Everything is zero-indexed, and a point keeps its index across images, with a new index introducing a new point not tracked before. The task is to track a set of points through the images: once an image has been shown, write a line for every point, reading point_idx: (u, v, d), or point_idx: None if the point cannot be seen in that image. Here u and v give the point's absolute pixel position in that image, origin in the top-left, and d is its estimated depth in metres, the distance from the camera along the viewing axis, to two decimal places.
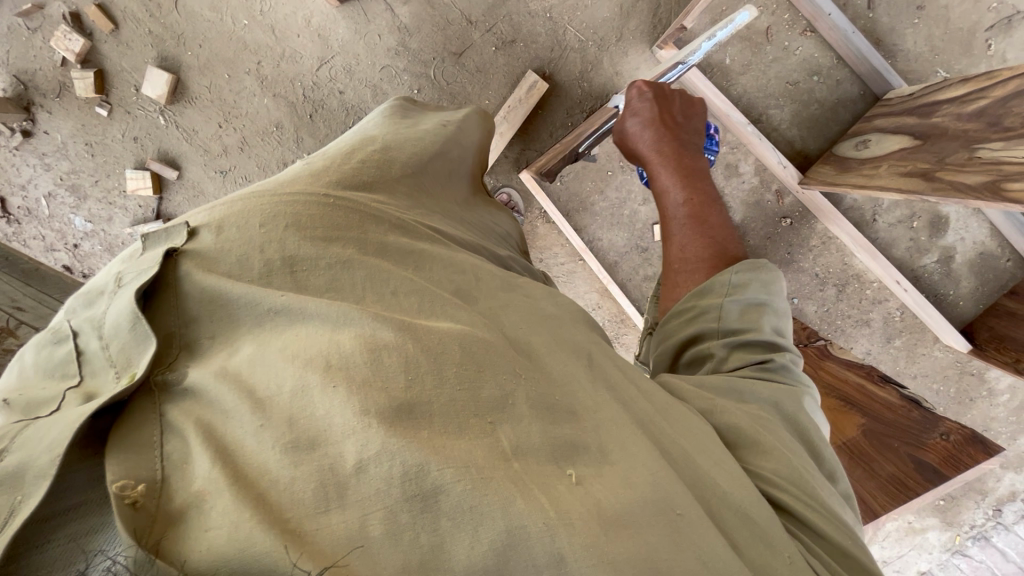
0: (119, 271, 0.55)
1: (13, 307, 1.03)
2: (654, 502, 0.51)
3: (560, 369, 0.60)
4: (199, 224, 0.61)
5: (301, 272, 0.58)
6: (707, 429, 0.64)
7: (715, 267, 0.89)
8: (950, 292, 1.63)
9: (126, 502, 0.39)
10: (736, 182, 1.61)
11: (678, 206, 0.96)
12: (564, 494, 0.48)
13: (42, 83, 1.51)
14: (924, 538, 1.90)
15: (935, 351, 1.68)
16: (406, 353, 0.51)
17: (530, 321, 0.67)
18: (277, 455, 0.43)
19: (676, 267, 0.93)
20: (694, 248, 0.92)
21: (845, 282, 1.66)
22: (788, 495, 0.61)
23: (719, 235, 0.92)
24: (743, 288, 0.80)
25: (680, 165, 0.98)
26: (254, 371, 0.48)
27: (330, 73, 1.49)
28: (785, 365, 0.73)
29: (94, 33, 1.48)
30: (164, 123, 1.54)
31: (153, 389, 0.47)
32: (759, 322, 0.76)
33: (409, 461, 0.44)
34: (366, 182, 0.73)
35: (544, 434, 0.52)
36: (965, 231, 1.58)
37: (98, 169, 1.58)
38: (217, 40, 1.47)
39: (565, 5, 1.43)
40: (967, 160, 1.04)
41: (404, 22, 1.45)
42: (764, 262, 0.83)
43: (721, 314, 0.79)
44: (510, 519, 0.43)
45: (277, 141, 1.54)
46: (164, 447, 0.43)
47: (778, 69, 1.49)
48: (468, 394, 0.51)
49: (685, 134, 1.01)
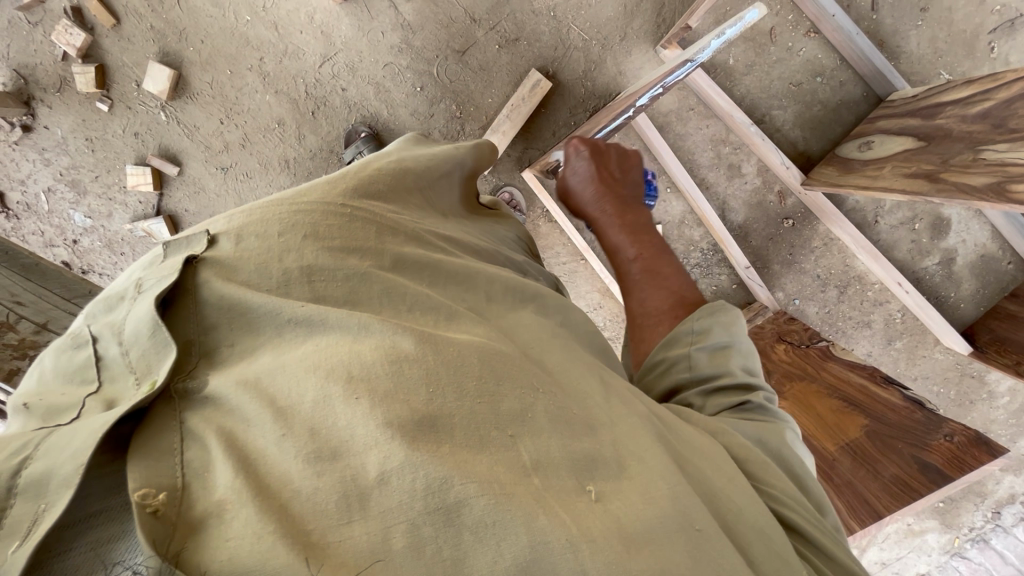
0: (139, 277, 0.54)
1: (13, 302, 1.03)
2: (675, 519, 0.51)
3: (573, 381, 0.61)
4: (219, 233, 0.61)
5: (319, 283, 0.57)
6: (716, 445, 0.63)
7: (677, 316, 0.87)
8: (951, 295, 1.63)
9: (147, 510, 0.38)
10: (739, 182, 1.61)
11: (631, 261, 0.96)
12: (586, 512, 0.48)
13: (42, 77, 1.50)
14: (923, 540, 1.90)
15: (935, 353, 1.68)
16: (427, 365, 0.51)
17: (542, 332, 0.67)
18: (298, 464, 0.43)
19: (640, 321, 0.92)
20: (654, 299, 0.91)
21: (846, 284, 1.66)
22: (793, 512, 0.60)
23: (674, 281, 0.92)
24: (704, 336, 0.79)
25: (625, 221, 0.99)
26: (274, 380, 0.48)
27: (333, 70, 1.48)
28: (764, 404, 0.72)
29: (96, 28, 1.46)
30: (165, 119, 1.53)
31: (173, 397, 0.47)
32: (727, 365, 0.75)
33: (432, 474, 0.43)
34: (381, 192, 0.73)
35: (563, 448, 0.52)
36: (966, 233, 1.59)
37: (98, 165, 1.57)
38: (219, 36, 1.47)
39: (569, 4, 1.42)
40: (971, 161, 1.04)
41: (408, 20, 1.44)
42: (723, 304, 0.82)
43: (692, 363, 0.78)
44: (533, 533, 0.43)
45: (279, 137, 1.53)
46: (185, 455, 0.43)
47: (781, 70, 1.49)
48: (488, 407, 0.51)
49: (627, 186, 1.03)
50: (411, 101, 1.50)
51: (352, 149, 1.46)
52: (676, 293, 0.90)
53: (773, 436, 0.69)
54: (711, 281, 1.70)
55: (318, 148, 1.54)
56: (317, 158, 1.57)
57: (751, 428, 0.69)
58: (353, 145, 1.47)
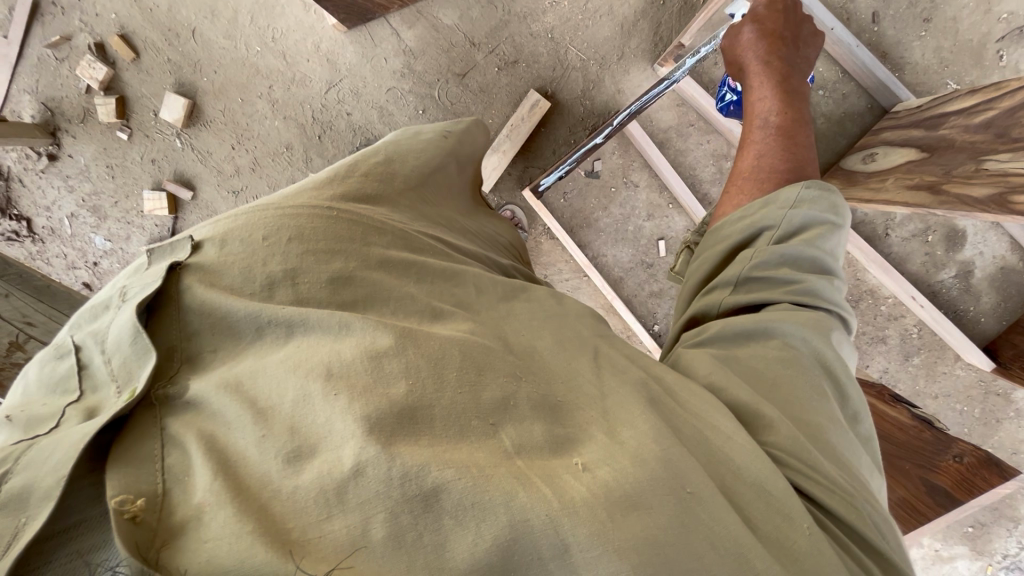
0: (123, 285, 0.56)
1: (24, 322, 1.07)
2: (664, 482, 0.50)
3: (557, 380, 0.61)
4: (202, 238, 0.62)
5: (302, 285, 0.59)
6: (717, 404, 0.61)
7: (788, 180, 0.83)
8: (971, 308, 1.57)
9: (125, 516, 0.39)
10: None
11: (769, 116, 0.90)
12: (570, 482, 0.48)
13: (67, 109, 1.59)
14: (953, 568, 1.80)
15: (956, 369, 1.61)
16: (407, 359, 0.53)
17: (528, 326, 0.69)
18: (277, 465, 0.44)
19: (747, 174, 0.88)
20: (773, 156, 0.86)
21: (857, 299, 1.62)
22: (796, 471, 0.56)
23: (801, 152, 0.86)
24: (810, 203, 0.75)
25: (785, 80, 0.92)
26: (256, 382, 0.50)
27: (338, 96, 1.53)
28: (832, 290, 0.71)
29: (117, 62, 1.55)
30: (180, 146, 1.60)
31: (153, 404, 0.48)
32: (819, 239, 0.73)
33: (408, 464, 0.45)
34: (369, 195, 0.75)
35: (545, 431, 0.54)
36: (984, 245, 1.53)
37: (118, 190, 1.64)
38: (230, 66, 1.53)
39: (567, 25, 1.45)
40: (974, 172, 1.01)
41: (410, 46, 1.49)
42: (836, 190, 0.77)
43: (781, 223, 0.75)
44: (513, 512, 0.44)
45: (287, 161, 1.59)
46: (165, 460, 0.44)
47: None
48: (468, 397, 0.53)
49: (798, 51, 0.95)
50: (413, 123, 1.53)
51: None
52: (797, 162, 0.85)
53: (820, 333, 0.66)
54: None
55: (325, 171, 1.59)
56: None
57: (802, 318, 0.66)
58: None
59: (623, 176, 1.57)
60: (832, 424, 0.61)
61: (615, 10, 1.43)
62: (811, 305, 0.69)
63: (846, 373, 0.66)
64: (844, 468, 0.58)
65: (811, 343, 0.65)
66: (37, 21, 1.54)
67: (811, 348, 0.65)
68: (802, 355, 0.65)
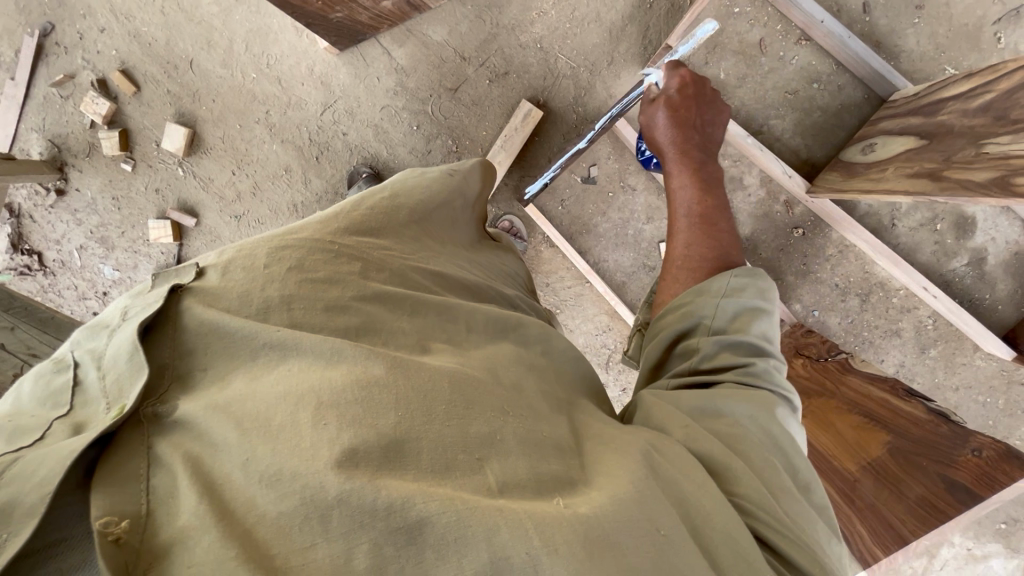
0: (126, 305, 0.57)
1: (28, 354, 1.10)
2: (639, 524, 0.50)
3: (542, 417, 0.62)
4: (208, 264, 0.63)
5: (298, 310, 0.59)
6: (685, 453, 0.61)
7: (715, 269, 0.88)
8: (987, 296, 1.53)
9: (109, 539, 0.39)
10: (742, 195, 1.57)
11: (691, 206, 0.97)
12: (552, 518, 0.48)
13: (73, 145, 1.63)
14: (988, 567, 1.72)
15: (976, 360, 1.56)
16: (397, 391, 0.53)
17: (513, 365, 0.68)
18: (261, 490, 0.44)
19: (679, 264, 0.93)
20: (699, 246, 0.92)
21: (867, 292, 1.57)
22: (766, 524, 0.56)
23: (725, 242, 0.93)
24: (738, 291, 0.78)
25: (698, 169, 1.00)
26: (244, 405, 0.49)
27: (333, 117, 1.55)
28: (769, 369, 0.71)
29: (119, 97, 1.59)
30: (182, 174, 1.63)
31: (142, 421, 0.48)
32: (751, 325, 0.74)
33: (393, 495, 0.44)
34: (373, 229, 0.76)
35: (530, 469, 0.53)
36: (995, 231, 1.50)
37: (124, 221, 1.68)
38: (228, 94, 1.56)
39: (555, 35, 1.45)
40: (973, 156, 0.98)
41: (401, 64, 1.51)
42: (761, 272, 0.81)
43: (715, 313, 0.77)
44: (494, 548, 0.44)
45: (287, 183, 1.61)
46: (151, 481, 0.44)
47: (775, 79, 1.46)
48: (456, 430, 0.52)
49: (709, 140, 1.03)
50: (409, 140, 1.55)
51: (354, 190, 1.52)
52: (721, 250, 0.91)
53: (764, 416, 0.66)
54: None
55: (323, 192, 1.61)
56: (323, 200, 1.63)
57: (743, 404, 0.66)
58: (355, 186, 1.53)
59: (619, 181, 1.56)
60: (788, 486, 0.61)
61: (602, 17, 1.43)
62: (750, 387, 0.69)
63: (794, 448, 0.66)
64: (800, 530, 0.58)
65: (756, 425, 0.65)
66: (42, 62, 1.59)
67: (757, 429, 0.65)
68: (749, 437, 0.64)
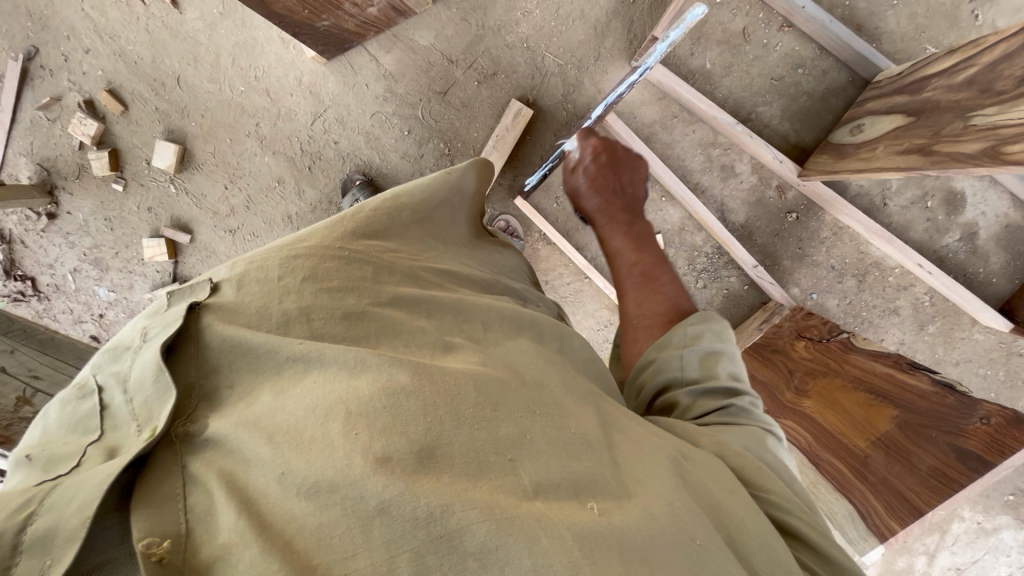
0: (144, 326, 0.56)
1: (29, 376, 1.08)
2: (672, 535, 0.50)
3: (570, 413, 0.60)
4: (222, 278, 0.62)
5: (317, 321, 0.59)
6: (715, 458, 0.63)
7: (668, 322, 0.88)
8: (980, 270, 1.55)
9: (153, 559, 0.40)
10: (734, 182, 1.57)
11: (631, 265, 0.99)
12: (588, 527, 0.48)
13: (62, 168, 1.62)
14: (998, 540, 1.74)
15: (974, 333, 1.58)
16: (424, 396, 0.52)
17: (535, 360, 0.67)
18: (300, 502, 0.44)
19: (634, 325, 0.92)
20: (649, 303, 0.92)
21: (864, 272, 1.59)
22: (797, 519, 0.60)
23: (670, 292, 0.93)
24: (695, 340, 0.79)
25: (630, 226, 1.02)
26: (274, 419, 0.49)
27: (324, 126, 1.55)
28: (747, 407, 0.73)
29: (107, 116, 1.57)
30: (174, 191, 1.62)
31: (174, 441, 0.47)
32: (718, 369, 0.75)
33: (433, 503, 0.44)
34: (377, 231, 0.76)
35: (562, 470, 0.53)
36: (984, 205, 1.52)
37: (118, 242, 1.67)
38: (217, 108, 1.56)
39: (541, 33, 1.46)
40: (962, 129, 0.99)
41: (389, 70, 1.51)
42: (710, 313, 0.83)
43: (682, 365, 0.78)
44: (536, 557, 0.44)
45: (280, 195, 1.61)
46: (188, 500, 0.44)
47: (761, 67, 1.48)
48: (485, 433, 0.52)
49: (634, 192, 1.06)
50: (401, 145, 1.55)
51: (349, 198, 1.52)
52: (670, 301, 0.91)
53: (759, 448, 0.67)
54: (722, 285, 1.62)
55: (317, 201, 1.61)
56: (318, 210, 1.63)
57: (737, 439, 0.67)
58: (349, 194, 1.54)
59: None
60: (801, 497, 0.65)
61: (587, 14, 1.44)
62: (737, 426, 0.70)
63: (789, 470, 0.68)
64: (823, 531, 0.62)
65: (758, 450, 0.67)
66: (27, 85, 1.57)
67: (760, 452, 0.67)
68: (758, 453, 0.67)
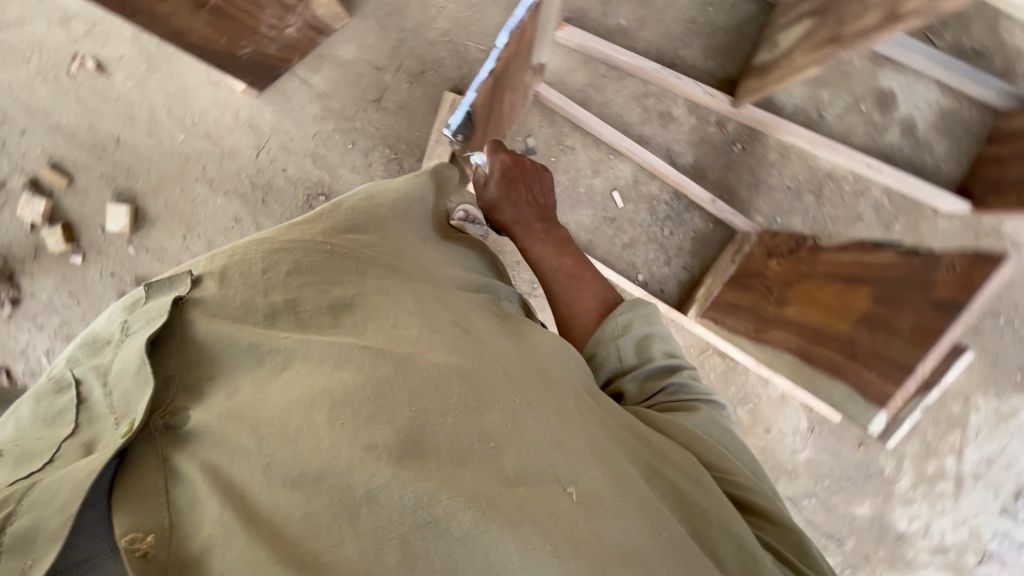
0: (125, 321, 0.60)
1: None
2: (643, 525, 0.55)
3: (551, 400, 0.64)
4: (202, 272, 0.65)
5: (304, 311, 0.64)
6: (680, 447, 0.70)
7: (600, 314, 1.01)
8: (928, 159, 1.58)
9: (137, 554, 0.43)
10: (675, 127, 1.61)
11: (555, 268, 1.08)
12: (568, 511, 0.52)
13: (16, 251, 1.61)
14: (1018, 421, 1.74)
15: (940, 222, 1.60)
16: (408, 386, 0.56)
17: (517, 357, 0.69)
18: (286, 492, 0.47)
19: (570, 321, 1.03)
20: (579, 300, 1.03)
21: (820, 187, 1.62)
22: (756, 496, 0.69)
23: (596, 288, 1.04)
24: (629, 327, 0.91)
25: (548, 234, 1.12)
26: (257, 410, 0.52)
27: (269, 156, 1.57)
28: (684, 383, 0.85)
29: (53, 192, 1.58)
30: (133, 251, 1.60)
31: (156, 435, 0.50)
32: (656, 354, 0.88)
33: (419, 491, 0.48)
34: (358, 225, 0.77)
35: (543, 451, 0.56)
36: (916, 97, 1.57)
37: (89, 310, 1.61)
38: (161, 161, 1.58)
39: (459, 25, 1.53)
40: (861, 7, 1.03)
41: (322, 88, 1.55)
42: (640, 299, 0.95)
43: (621, 354, 0.90)
44: (519, 539, 0.48)
45: (240, 233, 1.59)
46: (170, 495, 0.47)
47: (672, 13, 1.54)
48: (471, 420, 0.56)
49: (546, 201, 1.16)
50: (348, 158, 1.57)
51: None
52: (597, 294, 1.03)
53: (706, 425, 0.79)
54: (687, 228, 1.64)
55: None
56: None
57: (690, 418, 0.78)
58: None
59: (558, 143, 1.60)
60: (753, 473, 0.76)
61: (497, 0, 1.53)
62: (681, 405, 0.82)
63: (741, 449, 0.79)
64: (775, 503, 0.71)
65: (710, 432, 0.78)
66: None
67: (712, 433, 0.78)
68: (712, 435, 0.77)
